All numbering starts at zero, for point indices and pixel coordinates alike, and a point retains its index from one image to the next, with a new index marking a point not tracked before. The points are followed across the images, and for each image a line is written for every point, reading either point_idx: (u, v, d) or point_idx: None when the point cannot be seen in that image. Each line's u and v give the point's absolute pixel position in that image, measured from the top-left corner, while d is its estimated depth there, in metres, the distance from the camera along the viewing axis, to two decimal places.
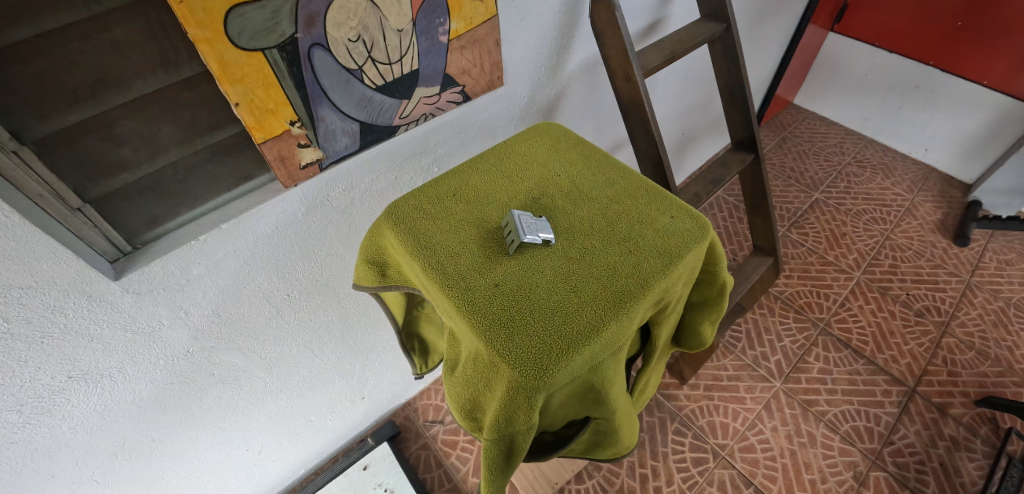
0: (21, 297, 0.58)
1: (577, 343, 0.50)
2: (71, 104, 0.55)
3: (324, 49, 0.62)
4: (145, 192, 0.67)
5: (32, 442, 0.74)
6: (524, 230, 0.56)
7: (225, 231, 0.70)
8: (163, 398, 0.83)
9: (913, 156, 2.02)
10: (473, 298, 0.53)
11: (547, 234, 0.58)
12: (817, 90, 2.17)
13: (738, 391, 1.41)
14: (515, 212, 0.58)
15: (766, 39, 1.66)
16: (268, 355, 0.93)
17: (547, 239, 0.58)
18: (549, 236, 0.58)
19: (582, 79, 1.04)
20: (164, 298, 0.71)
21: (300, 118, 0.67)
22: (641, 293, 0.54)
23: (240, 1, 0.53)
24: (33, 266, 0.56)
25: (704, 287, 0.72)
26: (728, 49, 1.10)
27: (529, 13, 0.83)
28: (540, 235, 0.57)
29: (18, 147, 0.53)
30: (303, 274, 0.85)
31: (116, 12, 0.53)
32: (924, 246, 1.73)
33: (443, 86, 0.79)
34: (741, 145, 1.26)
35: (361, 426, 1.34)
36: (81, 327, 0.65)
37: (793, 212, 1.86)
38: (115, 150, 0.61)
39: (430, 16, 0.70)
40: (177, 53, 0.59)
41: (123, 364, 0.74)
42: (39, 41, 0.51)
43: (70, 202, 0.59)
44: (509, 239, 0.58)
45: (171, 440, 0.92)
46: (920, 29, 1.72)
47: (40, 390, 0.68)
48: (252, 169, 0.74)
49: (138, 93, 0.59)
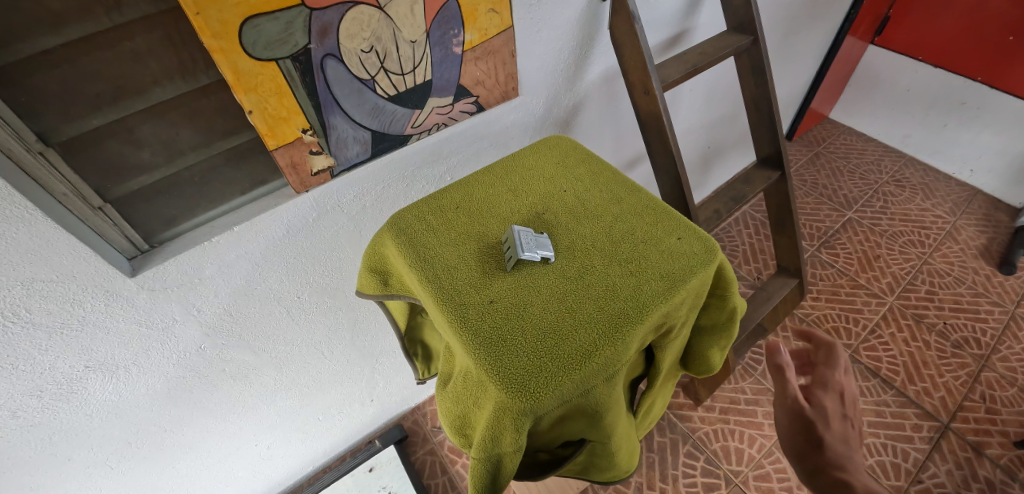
0: (42, 290, 0.60)
1: (568, 367, 0.49)
2: (93, 109, 0.58)
3: (337, 60, 0.63)
4: (162, 193, 0.69)
5: (51, 427, 0.77)
6: (525, 246, 0.56)
7: (237, 233, 0.72)
8: (175, 391, 0.86)
9: (957, 177, 1.92)
10: (467, 314, 0.53)
11: (548, 251, 0.58)
12: (855, 104, 2.09)
13: (755, 417, 1.36)
14: (516, 227, 0.58)
15: (800, 52, 1.60)
16: (277, 354, 0.94)
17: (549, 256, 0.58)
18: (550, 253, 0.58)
19: (602, 90, 1.02)
20: (177, 295, 0.72)
21: (312, 126, 0.68)
22: (639, 318, 0.52)
23: (254, 13, 0.55)
24: (55, 261, 0.59)
25: (714, 310, 0.70)
26: (755, 62, 1.07)
27: (546, 23, 0.82)
28: (541, 252, 0.57)
29: (44, 149, 0.56)
30: (314, 277, 0.87)
31: (137, 23, 0.55)
32: (965, 273, 1.63)
33: (457, 96, 0.80)
34: (767, 161, 1.22)
35: (369, 427, 1.35)
36: (98, 320, 0.68)
37: (823, 231, 1.79)
38: (135, 153, 0.64)
39: (444, 27, 0.70)
40: (195, 62, 0.61)
41: (138, 356, 0.76)
42: (65, 48, 0.53)
43: (92, 201, 0.62)
44: (508, 255, 0.57)
45: (183, 431, 0.94)
46: (970, 44, 1.64)
47: (59, 377, 0.71)
48: (266, 174, 0.76)
49: (157, 100, 0.61)
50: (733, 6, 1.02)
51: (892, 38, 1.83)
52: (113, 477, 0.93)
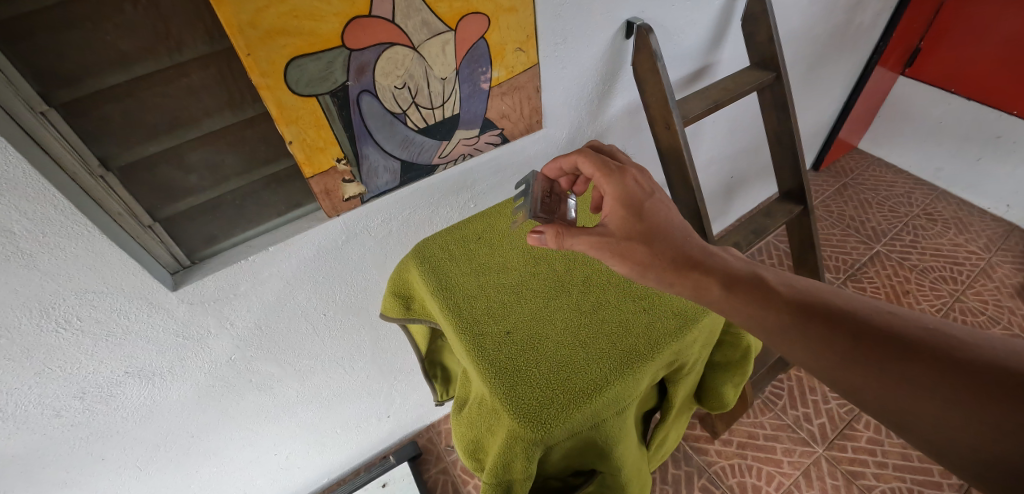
0: (94, 300, 0.65)
1: (579, 400, 0.51)
2: (150, 137, 0.63)
3: (371, 95, 0.68)
4: (206, 214, 0.74)
5: (90, 427, 0.82)
6: (538, 209, 0.67)
7: (272, 253, 0.76)
8: (204, 399, 0.90)
9: (992, 211, 1.87)
10: (483, 342, 0.56)
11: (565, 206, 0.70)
12: (884, 136, 2.06)
13: (774, 453, 1.33)
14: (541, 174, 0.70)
15: (826, 84, 1.60)
16: (301, 368, 0.98)
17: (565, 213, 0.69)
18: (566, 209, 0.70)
19: (624, 122, 1.05)
20: (213, 309, 0.77)
21: (346, 155, 0.72)
22: (651, 354, 0.55)
23: (299, 54, 0.60)
24: (107, 274, 0.63)
25: (728, 348, 0.74)
26: (777, 97, 1.08)
27: (572, 61, 0.85)
28: (552, 211, 0.68)
29: (105, 173, 0.62)
30: (341, 296, 0.91)
31: (194, 62, 0.60)
32: (1001, 312, 1.58)
33: (483, 128, 0.83)
34: (790, 195, 1.22)
35: (384, 443, 1.37)
36: (140, 329, 0.72)
37: (849, 263, 1.76)
38: (184, 178, 0.69)
39: (473, 66, 0.75)
40: (243, 96, 0.66)
41: (173, 365, 0.81)
42: (129, 84, 0.59)
43: (143, 220, 0.67)
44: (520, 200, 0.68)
45: (208, 437, 0.98)
46: (1004, 77, 1.61)
47: (100, 381, 0.76)
48: (301, 198, 0.80)
49: (207, 130, 0.66)
50: (756, 43, 1.03)
51: (922, 70, 1.81)
52: (141, 479, 0.98)
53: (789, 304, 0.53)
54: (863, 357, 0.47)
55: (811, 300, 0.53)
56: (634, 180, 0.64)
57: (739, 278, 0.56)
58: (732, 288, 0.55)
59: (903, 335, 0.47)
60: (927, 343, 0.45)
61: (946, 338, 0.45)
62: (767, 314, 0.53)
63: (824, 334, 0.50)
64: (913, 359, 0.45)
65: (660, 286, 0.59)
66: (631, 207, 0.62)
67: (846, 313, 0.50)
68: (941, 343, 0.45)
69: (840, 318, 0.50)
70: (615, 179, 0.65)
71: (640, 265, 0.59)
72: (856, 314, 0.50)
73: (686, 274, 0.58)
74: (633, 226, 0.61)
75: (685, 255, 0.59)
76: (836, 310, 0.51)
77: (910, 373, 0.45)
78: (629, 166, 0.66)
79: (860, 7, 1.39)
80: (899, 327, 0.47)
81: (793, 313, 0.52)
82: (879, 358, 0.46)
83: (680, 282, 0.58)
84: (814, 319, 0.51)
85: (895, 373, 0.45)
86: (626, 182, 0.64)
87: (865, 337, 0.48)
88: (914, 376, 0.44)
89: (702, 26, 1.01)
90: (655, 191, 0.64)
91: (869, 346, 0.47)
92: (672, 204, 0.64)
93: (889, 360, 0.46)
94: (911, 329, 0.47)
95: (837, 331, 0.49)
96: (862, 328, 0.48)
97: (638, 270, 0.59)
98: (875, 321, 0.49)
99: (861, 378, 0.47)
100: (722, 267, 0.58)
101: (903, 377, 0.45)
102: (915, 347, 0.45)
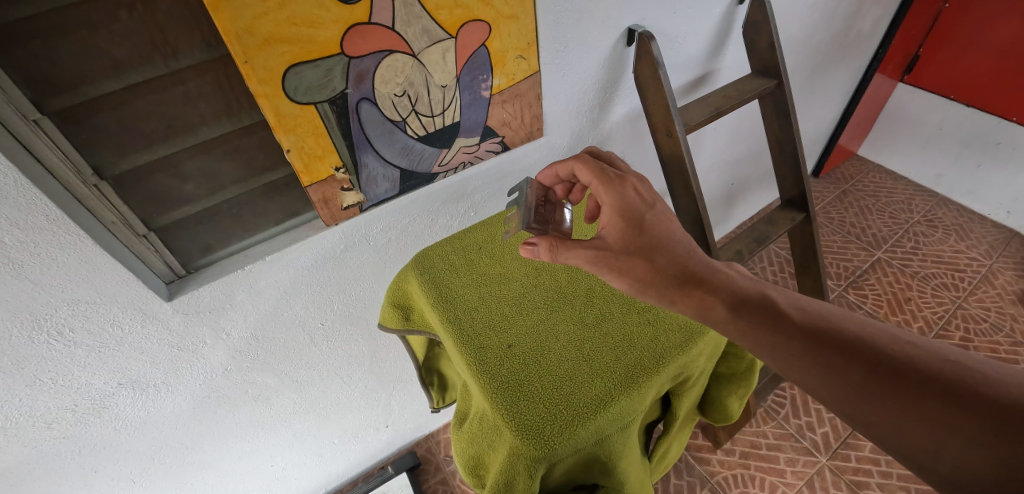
0: (86, 310, 0.64)
1: (583, 416, 0.50)
2: (146, 145, 0.62)
3: (371, 103, 0.67)
4: (202, 223, 0.73)
5: (82, 439, 0.80)
6: (530, 219, 0.69)
7: (269, 262, 0.75)
8: (199, 410, 0.88)
9: (992, 218, 1.86)
10: (484, 356, 0.56)
11: (561, 218, 0.73)
12: (884, 143, 2.06)
13: (777, 463, 1.31)
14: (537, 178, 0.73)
15: (826, 90, 1.60)
16: (298, 378, 0.96)
17: (559, 221, 0.73)
18: (562, 219, 0.73)
19: (625, 130, 1.04)
20: (208, 319, 0.75)
21: (345, 164, 0.71)
22: (656, 369, 0.54)
23: (298, 61, 0.59)
24: (100, 284, 0.62)
25: (732, 359, 0.73)
26: (779, 104, 1.07)
27: (573, 68, 0.85)
28: (546, 222, 0.71)
29: (99, 182, 0.61)
30: (339, 306, 0.89)
31: (191, 69, 0.60)
32: (1003, 319, 1.57)
33: (483, 136, 0.82)
34: (791, 202, 1.21)
35: (382, 454, 1.35)
36: (133, 340, 0.71)
37: (851, 270, 1.75)
38: (180, 186, 0.68)
39: (473, 73, 0.74)
40: (240, 104, 0.65)
41: (167, 375, 0.79)
42: (125, 91, 0.58)
43: (137, 230, 0.66)
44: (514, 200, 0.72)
45: (203, 449, 0.96)
46: (1004, 84, 1.60)
47: (93, 392, 0.74)
48: (299, 206, 0.79)
49: (203, 138, 0.65)
50: (757, 50, 1.03)
51: (920, 77, 1.81)
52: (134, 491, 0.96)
53: (799, 326, 0.52)
54: (879, 390, 0.46)
55: (824, 326, 0.51)
56: (634, 190, 0.64)
57: (747, 300, 0.55)
58: (741, 312, 0.54)
59: (921, 367, 0.45)
60: (948, 380, 0.44)
61: (969, 373, 0.44)
62: (773, 339, 0.52)
63: (838, 363, 0.48)
64: (933, 394, 0.44)
65: (662, 303, 0.58)
66: (630, 220, 0.62)
67: (861, 341, 0.49)
68: (963, 378, 0.44)
69: (855, 346, 0.49)
70: (614, 188, 0.64)
71: (641, 281, 0.59)
72: (872, 344, 0.48)
73: (689, 293, 0.57)
74: (631, 239, 0.61)
75: (688, 272, 0.58)
76: (851, 338, 0.50)
77: (929, 409, 0.43)
78: (629, 175, 0.66)
79: (860, 14, 1.39)
80: (918, 359, 0.46)
81: (804, 340, 0.51)
82: (895, 391, 0.45)
83: (683, 301, 0.57)
84: (828, 348, 0.49)
85: (914, 408, 0.44)
86: (626, 192, 0.63)
87: (881, 367, 0.47)
88: (933, 413, 0.43)
89: (703, 33, 1.01)
90: (656, 203, 0.63)
91: (885, 377, 0.46)
92: (674, 217, 0.63)
93: (907, 394, 0.45)
94: (931, 362, 0.46)
95: (852, 361, 0.48)
96: (878, 358, 0.47)
97: (638, 287, 0.58)
98: (892, 350, 0.47)
99: (876, 412, 0.45)
100: (729, 288, 0.56)
101: (922, 412, 0.43)
102: (936, 382, 0.44)
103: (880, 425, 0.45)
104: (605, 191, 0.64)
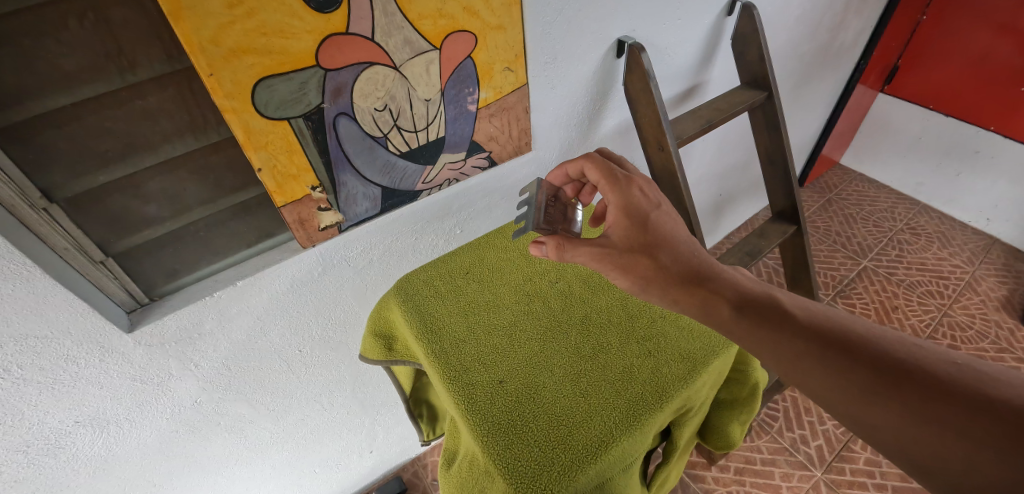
0: (35, 346, 0.58)
1: (583, 461, 0.49)
2: (102, 165, 0.57)
3: (349, 118, 0.63)
4: (167, 246, 0.68)
5: (35, 482, 0.73)
6: (540, 220, 0.69)
7: (240, 288, 0.70)
8: (167, 446, 0.82)
9: (973, 225, 1.88)
10: (474, 395, 0.55)
11: (570, 219, 0.73)
12: (865, 152, 2.08)
13: (772, 478, 1.28)
14: (548, 178, 0.73)
15: (811, 100, 1.60)
16: (275, 406, 0.90)
17: (569, 222, 0.73)
18: (570, 222, 0.73)
19: (615, 142, 1.02)
20: (175, 350, 0.70)
21: (322, 183, 0.67)
22: (658, 404, 0.54)
23: (268, 74, 0.54)
24: (51, 317, 0.56)
25: (734, 385, 0.72)
26: (769, 116, 1.05)
27: (562, 81, 0.82)
28: (555, 222, 0.71)
29: (48, 205, 0.55)
30: (320, 330, 0.85)
31: (151, 82, 0.55)
32: (987, 326, 1.58)
33: (469, 152, 0.79)
34: (782, 215, 1.19)
35: (366, 480, 1.28)
36: (92, 376, 0.65)
37: (839, 279, 1.74)
38: (142, 208, 0.63)
39: (459, 86, 0.70)
40: (206, 119, 0.60)
41: (130, 411, 0.73)
42: (76, 107, 0.53)
43: (93, 256, 0.61)
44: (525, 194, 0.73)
45: (172, 484, 0.90)
46: (982, 95, 1.63)
47: (47, 433, 0.68)
48: (273, 227, 0.75)
49: (166, 157, 0.61)
50: (746, 61, 1.01)
51: (901, 87, 1.82)
52: None
53: (806, 323, 0.49)
54: (885, 392, 0.43)
55: (831, 327, 0.48)
56: (639, 190, 0.62)
57: (751, 298, 0.52)
58: (746, 311, 0.51)
59: (927, 369, 0.43)
60: (955, 381, 0.41)
61: (976, 375, 0.41)
62: (778, 338, 0.49)
63: (843, 363, 0.45)
64: (940, 396, 0.41)
65: (664, 303, 0.56)
66: (634, 218, 0.60)
67: (866, 342, 0.46)
68: (973, 383, 0.41)
69: (859, 347, 0.46)
70: (620, 189, 0.63)
71: (643, 279, 0.57)
72: (879, 345, 0.46)
73: (692, 290, 0.54)
74: (636, 237, 0.59)
75: (691, 271, 0.56)
76: (857, 339, 0.46)
77: (936, 409, 0.41)
78: (636, 176, 0.64)
79: (843, 26, 1.39)
80: (925, 361, 0.43)
81: (809, 340, 0.47)
82: (902, 392, 0.42)
83: (686, 300, 0.54)
84: (833, 347, 0.46)
85: (922, 409, 0.41)
86: (632, 193, 0.62)
87: (889, 368, 0.44)
88: (940, 414, 0.40)
89: (692, 44, 0.99)
90: (661, 203, 0.61)
91: (894, 381, 0.43)
92: (679, 217, 0.61)
93: (914, 396, 0.42)
94: (938, 364, 0.43)
95: (858, 363, 0.45)
96: (883, 359, 0.44)
97: (641, 284, 0.57)
98: (899, 353, 0.45)
99: (878, 415, 0.43)
100: (732, 286, 0.54)
101: (927, 414, 0.41)
102: (942, 384, 0.41)
103: (883, 430, 0.43)
104: (609, 195, 0.63)
